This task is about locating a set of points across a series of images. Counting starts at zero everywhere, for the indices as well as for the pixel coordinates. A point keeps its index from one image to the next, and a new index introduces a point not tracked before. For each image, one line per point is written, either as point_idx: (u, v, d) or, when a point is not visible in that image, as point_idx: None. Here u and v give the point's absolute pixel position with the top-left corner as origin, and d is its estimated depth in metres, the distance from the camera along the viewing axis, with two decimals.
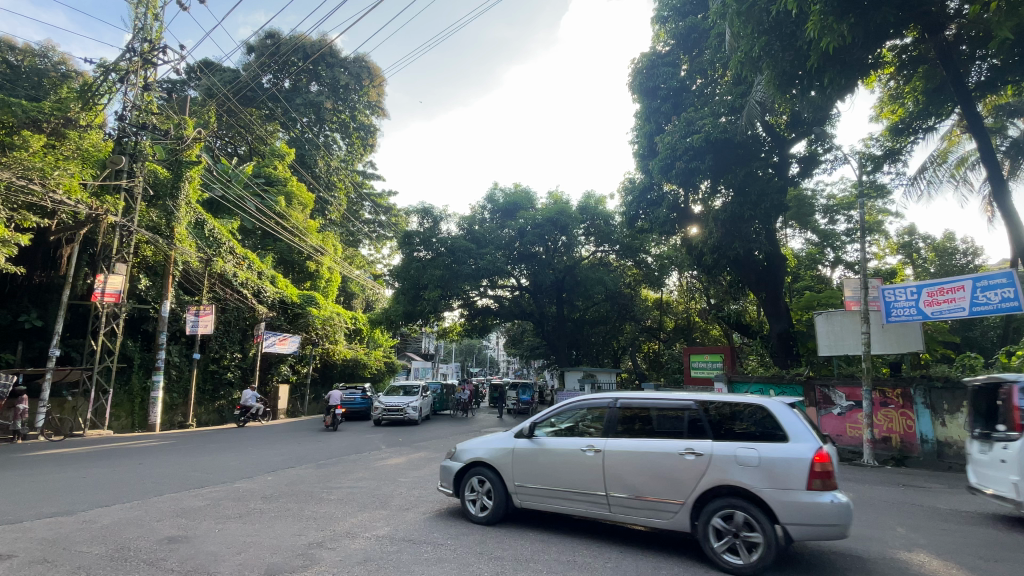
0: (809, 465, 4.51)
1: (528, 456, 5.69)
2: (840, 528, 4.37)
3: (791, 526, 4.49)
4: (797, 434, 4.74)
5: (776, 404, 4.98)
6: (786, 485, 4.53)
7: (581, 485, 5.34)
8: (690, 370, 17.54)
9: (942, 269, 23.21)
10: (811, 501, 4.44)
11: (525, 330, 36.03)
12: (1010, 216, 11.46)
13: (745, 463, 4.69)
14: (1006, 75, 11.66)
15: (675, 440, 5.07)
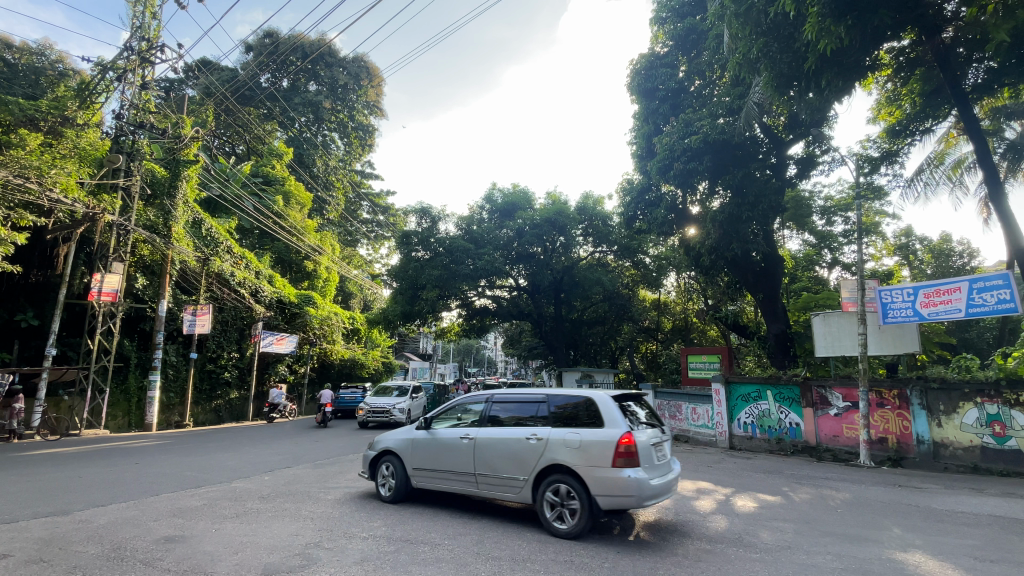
0: (615, 445, 5.44)
1: (420, 443, 6.79)
2: (639, 500, 5.24)
3: (600, 497, 5.40)
4: (614, 421, 5.69)
5: (600, 396, 5.98)
6: (598, 462, 5.48)
7: (457, 466, 6.42)
8: (688, 370, 17.59)
9: (939, 271, 23.35)
10: (614, 476, 5.35)
11: (523, 330, 36.11)
12: (1006, 219, 11.52)
13: (569, 445, 5.68)
14: (1003, 77, 11.73)
15: (525, 428, 6.14)
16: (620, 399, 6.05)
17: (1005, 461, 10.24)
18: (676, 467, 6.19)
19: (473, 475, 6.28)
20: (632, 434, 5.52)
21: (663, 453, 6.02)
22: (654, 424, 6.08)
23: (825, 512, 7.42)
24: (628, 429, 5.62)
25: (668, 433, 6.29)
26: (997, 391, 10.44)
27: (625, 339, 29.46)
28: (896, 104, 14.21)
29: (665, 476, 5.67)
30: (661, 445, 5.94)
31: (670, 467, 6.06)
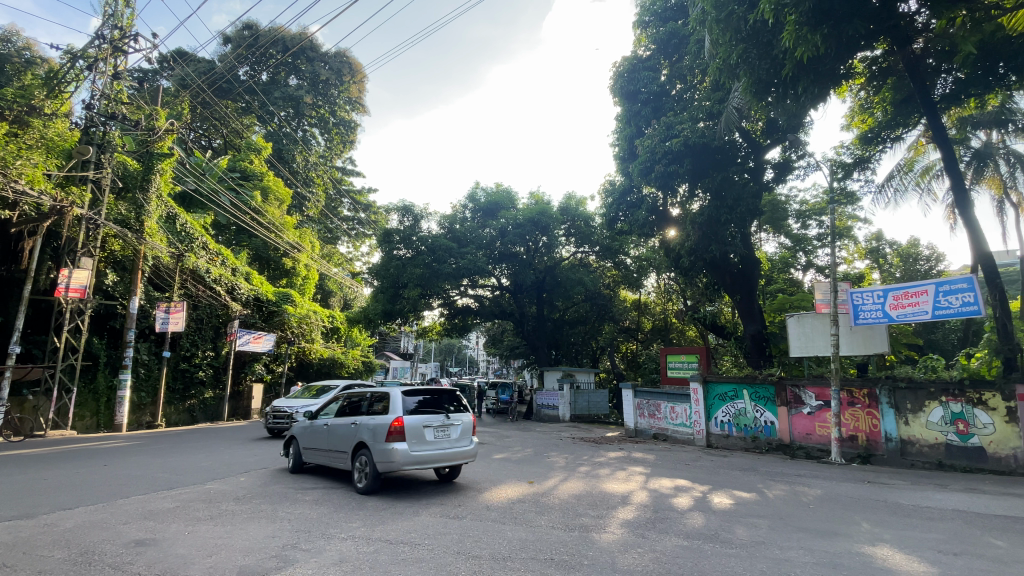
0: (387, 426, 7.20)
1: (306, 428, 8.93)
2: (399, 465, 7.00)
3: (378, 464, 7.18)
4: (394, 409, 7.41)
5: (392, 390, 7.70)
6: (380, 438, 7.24)
7: (321, 444, 8.41)
8: (667, 369, 17.87)
9: (907, 274, 24.24)
10: (385, 448, 7.13)
11: (505, 330, 36.02)
12: (972, 225, 11.96)
13: (366, 427, 7.51)
14: (970, 88, 12.15)
15: (352, 415, 8.01)
16: (410, 393, 7.72)
17: (968, 457, 10.64)
18: (464, 445, 7.86)
19: (326, 451, 8.24)
20: (401, 417, 7.25)
21: (447, 433, 7.70)
22: (441, 411, 7.76)
23: (796, 508, 7.62)
24: (403, 413, 7.38)
25: (459, 419, 7.93)
26: (961, 390, 10.83)
27: (606, 339, 29.69)
28: (869, 112, 14.61)
29: (437, 449, 7.39)
30: (442, 428, 7.61)
31: (453, 444, 7.74)
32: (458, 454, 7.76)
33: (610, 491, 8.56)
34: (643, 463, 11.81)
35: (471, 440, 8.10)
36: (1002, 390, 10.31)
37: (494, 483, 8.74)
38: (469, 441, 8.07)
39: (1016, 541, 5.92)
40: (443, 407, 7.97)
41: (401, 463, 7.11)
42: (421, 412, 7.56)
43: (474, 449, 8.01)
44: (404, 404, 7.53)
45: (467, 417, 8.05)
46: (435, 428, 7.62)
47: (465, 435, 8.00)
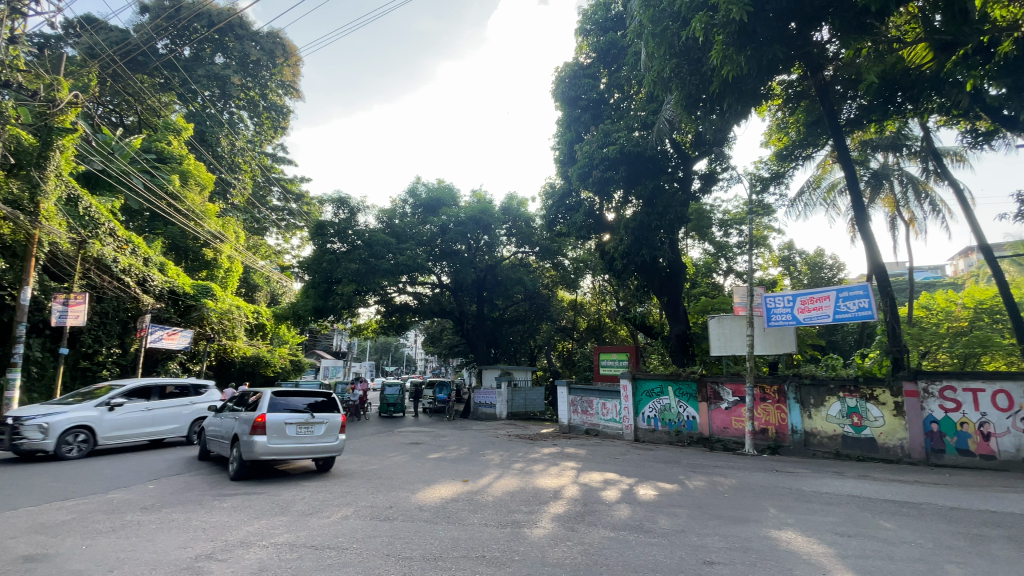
0: (250, 421, 8.35)
1: (212, 421, 10.17)
2: (256, 455, 8.10)
3: (240, 452, 8.29)
4: (261, 407, 8.56)
5: (265, 391, 8.86)
6: (245, 431, 8.38)
7: (216, 436, 9.62)
8: (600, 367, 18.64)
9: (813, 281, 26.62)
10: (246, 440, 8.25)
11: (444, 328, 35.46)
12: (868, 239, 13.31)
13: (241, 421, 8.68)
14: (870, 115, 13.54)
15: (236, 412, 9.20)
16: (279, 394, 8.84)
17: (861, 447, 11.81)
18: (327, 441, 8.91)
19: (219, 442, 9.42)
20: (262, 414, 8.35)
21: (309, 430, 8.77)
22: (306, 411, 8.83)
23: (714, 497, 8.15)
24: (267, 411, 8.51)
25: (324, 419, 8.97)
26: (856, 386, 12.01)
27: (543, 338, 30.21)
28: (783, 131, 15.92)
29: (295, 443, 8.45)
30: (305, 425, 8.68)
31: (315, 439, 8.81)
32: (319, 448, 8.83)
33: (543, 486, 8.75)
34: (575, 458, 12.14)
35: (337, 436, 9.14)
36: (890, 386, 11.52)
37: (427, 483, 8.64)
38: (335, 437, 9.11)
39: (900, 522, 6.67)
40: (311, 408, 9.03)
41: (259, 453, 8.22)
42: (285, 410, 8.65)
43: (338, 445, 9.03)
44: (271, 403, 8.65)
45: (334, 416, 9.09)
46: (299, 425, 8.70)
47: (331, 432, 9.04)
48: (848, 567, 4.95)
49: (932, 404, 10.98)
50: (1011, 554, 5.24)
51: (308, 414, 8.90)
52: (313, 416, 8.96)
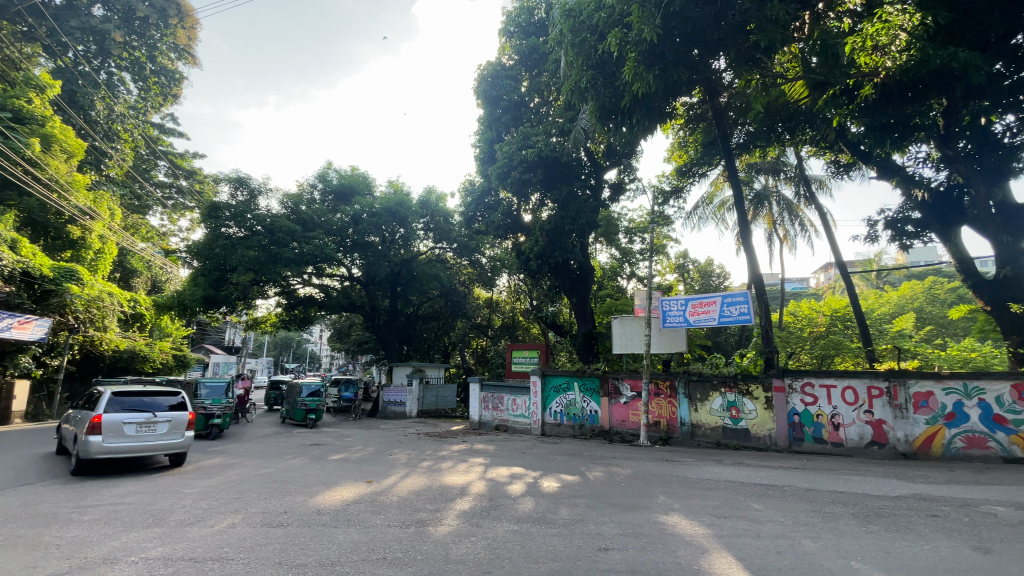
0: (86, 421, 8.45)
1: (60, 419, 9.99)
2: (89, 455, 8.20)
3: (76, 450, 8.44)
4: (99, 408, 8.62)
5: (106, 390, 8.87)
6: (82, 431, 8.46)
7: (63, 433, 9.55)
8: (512, 364, 19.09)
9: (703, 287, 29.26)
10: (81, 439, 8.34)
11: (352, 323, 33.86)
12: (750, 251, 14.88)
13: (80, 421, 8.72)
14: (755, 141, 15.21)
15: (79, 410, 9.15)
16: (120, 393, 8.88)
17: (737, 437, 13.21)
18: (171, 439, 9.04)
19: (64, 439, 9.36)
20: (98, 414, 8.42)
21: (152, 429, 8.87)
22: (148, 410, 8.89)
23: (610, 487, 8.71)
24: (104, 410, 8.56)
25: (168, 417, 9.05)
26: (735, 382, 13.43)
27: (457, 335, 30.09)
28: (683, 149, 17.33)
29: (133, 442, 8.55)
30: (144, 423, 8.76)
31: (158, 437, 8.89)
32: (162, 446, 8.94)
33: (449, 484, 8.76)
34: (483, 454, 12.29)
35: (182, 433, 9.23)
36: (763, 382, 13.01)
37: (326, 485, 8.29)
38: (181, 434, 9.22)
39: (765, 503, 7.58)
40: (156, 407, 9.09)
41: (95, 452, 8.31)
42: (126, 410, 8.72)
43: (183, 442, 9.17)
44: (110, 403, 8.70)
45: (178, 414, 9.18)
46: (140, 424, 8.78)
47: (175, 430, 9.13)
48: (724, 545, 5.52)
49: (795, 398, 12.55)
50: (852, 528, 6.17)
51: (149, 413, 8.94)
52: (157, 415, 9.02)
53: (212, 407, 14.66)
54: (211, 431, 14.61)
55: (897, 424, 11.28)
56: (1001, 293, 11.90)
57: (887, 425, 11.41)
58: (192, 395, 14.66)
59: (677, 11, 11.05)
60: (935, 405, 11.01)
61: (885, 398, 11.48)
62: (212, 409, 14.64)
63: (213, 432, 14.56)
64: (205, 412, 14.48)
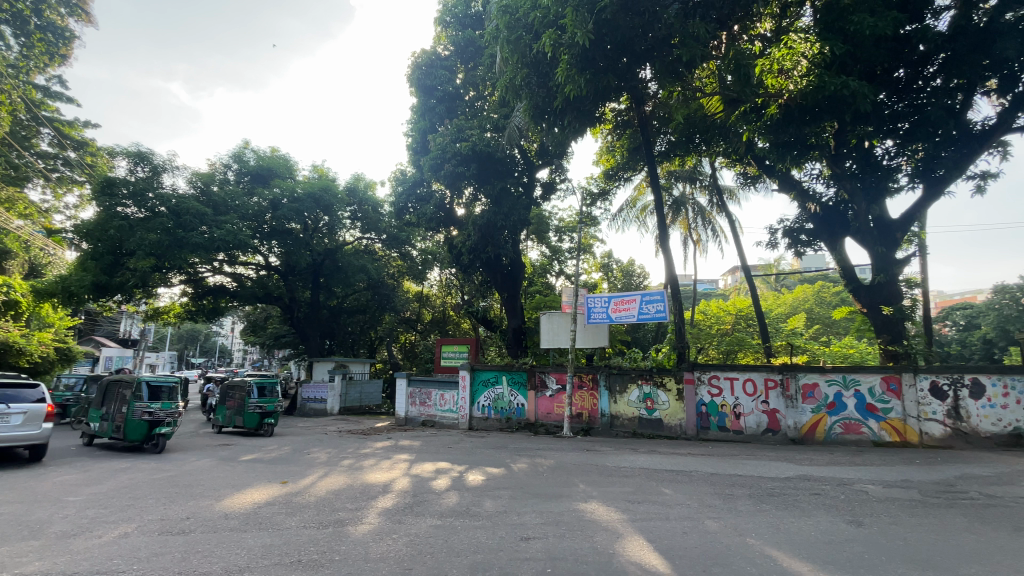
0: None
1: None
2: None
3: None
4: None
5: None
6: None
7: None
8: (440, 359, 18.92)
9: (625, 286, 30.66)
10: None
11: (269, 316, 31.77)
12: (668, 252, 15.82)
13: None
14: (675, 149, 16.16)
15: None
16: None
17: (652, 427, 14.06)
18: (29, 431, 8.19)
19: None
20: None
21: (5, 421, 7.99)
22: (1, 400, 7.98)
23: (534, 478, 8.94)
24: None
25: (24, 408, 8.18)
26: (651, 375, 14.26)
27: (384, 330, 29.27)
28: (611, 154, 18.05)
29: None
30: None
31: (11, 430, 8.02)
32: (17, 439, 8.08)
33: (371, 481, 8.54)
34: (408, 451, 12.09)
35: (40, 425, 8.38)
36: (675, 374, 13.92)
37: (236, 487, 7.77)
38: (39, 426, 8.36)
39: (675, 488, 8.15)
40: (11, 399, 8.18)
41: None
42: None
43: (43, 433, 8.34)
44: None
45: (38, 405, 8.34)
46: None
47: (32, 422, 8.28)
48: (637, 529, 5.86)
49: (703, 389, 13.55)
50: (748, 508, 6.81)
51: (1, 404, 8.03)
52: (10, 405, 8.13)
53: (161, 413, 11.53)
54: (155, 443, 11.53)
55: (788, 413, 12.55)
56: (876, 297, 13.54)
57: (780, 414, 12.66)
58: (133, 396, 11.37)
59: (608, 19, 11.38)
60: (819, 395, 12.39)
61: (779, 389, 12.73)
62: (161, 415, 11.51)
63: (159, 445, 11.50)
64: (150, 418, 11.34)
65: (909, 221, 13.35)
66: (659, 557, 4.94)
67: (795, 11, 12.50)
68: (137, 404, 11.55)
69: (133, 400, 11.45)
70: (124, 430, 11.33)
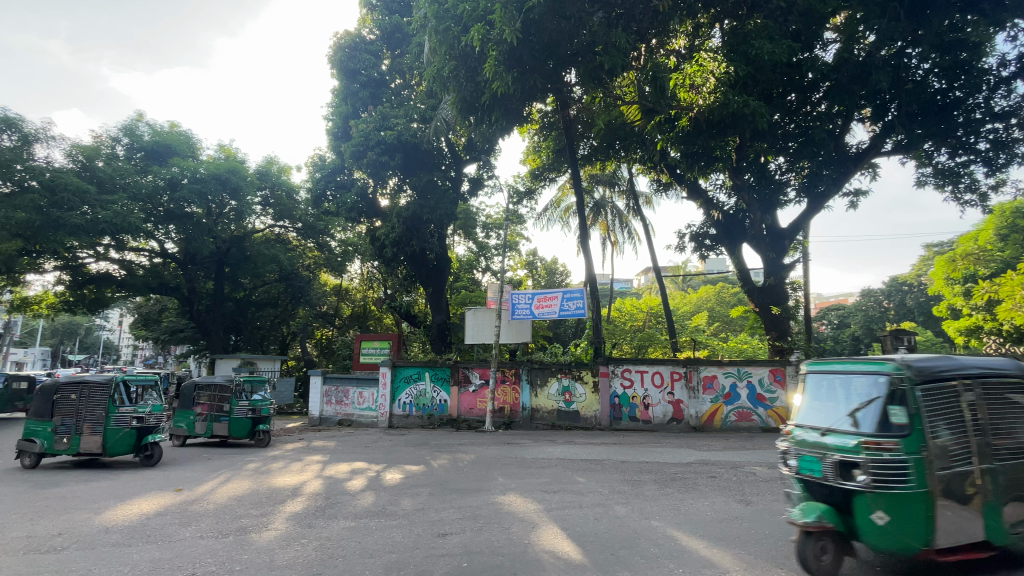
0: None
1: None
2: None
3: None
4: None
5: None
6: None
7: None
8: (359, 355, 18.22)
9: (548, 284, 31.42)
10: None
11: (163, 308, 28.82)
12: (588, 251, 16.44)
13: None
14: (597, 154, 16.82)
15: None
16: None
17: (569, 419, 14.60)
18: None
19: None
20: None
21: None
22: None
23: (453, 473, 8.92)
24: None
25: None
26: (569, 369, 14.78)
27: (298, 324, 27.66)
28: (537, 154, 18.38)
29: None
30: None
31: None
32: None
33: (280, 485, 8.07)
34: (323, 451, 11.56)
35: None
36: (592, 368, 14.55)
37: (119, 498, 6.99)
38: None
39: (589, 476, 8.52)
40: None
41: None
42: None
43: None
44: None
45: None
46: None
47: None
48: (552, 517, 6.07)
49: (616, 382, 14.25)
50: (653, 492, 7.30)
51: None
52: None
53: (151, 418, 9.99)
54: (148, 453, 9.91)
55: (690, 403, 13.59)
56: (766, 298, 14.94)
57: (683, 404, 13.66)
58: (114, 401, 9.56)
59: (536, 19, 11.52)
60: (717, 386, 13.52)
61: (683, 381, 13.72)
62: (152, 421, 9.98)
63: (153, 455, 9.94)
64: (146, 426, 9.72)
65: (794, 231, 14.92)
66: (571, 544, 5.14)
67: (706, 31, 13.55)
68: (117, 411, 9.63)
69: (113, 406, 9.59)
70: (105, 445, 9.48)
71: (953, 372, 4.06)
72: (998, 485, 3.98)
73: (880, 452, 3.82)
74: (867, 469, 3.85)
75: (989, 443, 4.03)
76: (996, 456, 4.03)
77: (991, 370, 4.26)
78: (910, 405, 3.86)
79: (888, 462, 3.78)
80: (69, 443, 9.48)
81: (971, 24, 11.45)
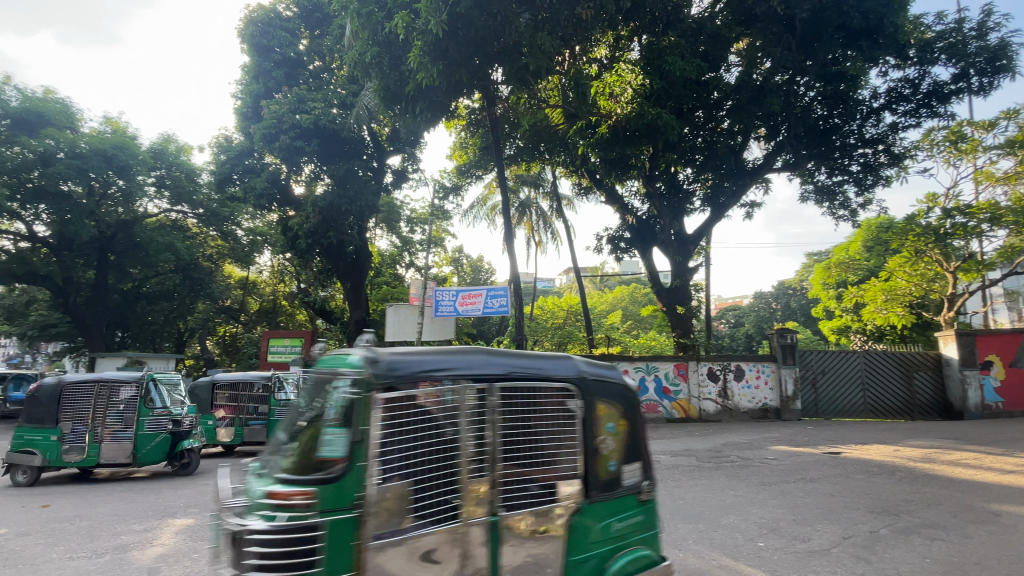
0: None
1: None
2: None
3: None
4: None
5: None
6: None
7: None
8: (267, 353, 17.09)
9: (473, 281, 31.41)
10: None
11: (31, 300, 25.14)
12: (512, 250, 16.63)
13: None
14: (522, 154, 17.06)
15: None
16: None
17: None
18: None
19: None
20: None
21: None
22: None
23: None
24: None
25: None
26: None
27: (198, 320, 25.30)
28: (463, 150, 18.25)
29: None
30: None
31: None
32: None
33: (169, 497, 7.34)
34: (224, 457, 10.71)
35: None
36: None
37: None
38: None
39: None
40: None
41: None
42: None
43: None
44: None
45: None
46: None
47: None
48: None
49: None
50: None
51: None
52: None
53: (185, 421, 9.06)
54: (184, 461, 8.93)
55: None
56: (673, 298, 16.02)
57: None
58: (147, 402, 8.55)
59: (462, 13, 11.44)
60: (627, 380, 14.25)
61: None
62: (186, 425, 9.04)
63: (189, 462, 8.98)
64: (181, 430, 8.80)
65: (699, 237, 16.12)
66: None
67: (626, 44, 14.27)
68: (148, 414, 8.62)
69: (145, 408, 8.59)
70: (136, 452, 8.47)
71: (448, 373, 2.50)
72: (496, 549, 2.46)
73: (276, 513, 2.17)
74: (253, 547, 2.15)
75: (496, 480, 2.53)
76: (501, 498, 2.53)
77: (523, 366, 2.76)
78: (351, 427, 2.25)
79: (280, 532, 2.13)
80: (85, 453, 8.33)
81: (850, 59, 13.10)
